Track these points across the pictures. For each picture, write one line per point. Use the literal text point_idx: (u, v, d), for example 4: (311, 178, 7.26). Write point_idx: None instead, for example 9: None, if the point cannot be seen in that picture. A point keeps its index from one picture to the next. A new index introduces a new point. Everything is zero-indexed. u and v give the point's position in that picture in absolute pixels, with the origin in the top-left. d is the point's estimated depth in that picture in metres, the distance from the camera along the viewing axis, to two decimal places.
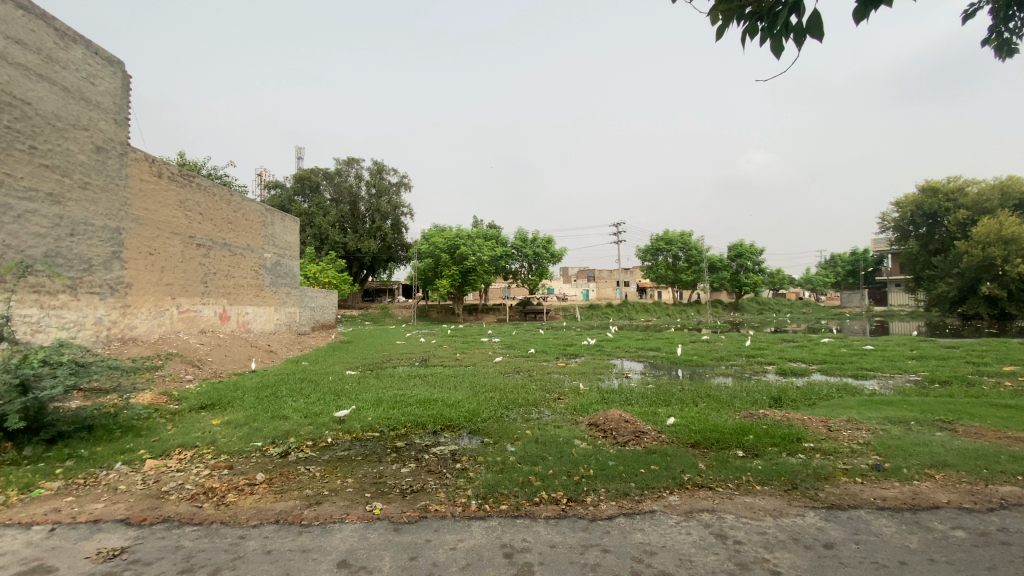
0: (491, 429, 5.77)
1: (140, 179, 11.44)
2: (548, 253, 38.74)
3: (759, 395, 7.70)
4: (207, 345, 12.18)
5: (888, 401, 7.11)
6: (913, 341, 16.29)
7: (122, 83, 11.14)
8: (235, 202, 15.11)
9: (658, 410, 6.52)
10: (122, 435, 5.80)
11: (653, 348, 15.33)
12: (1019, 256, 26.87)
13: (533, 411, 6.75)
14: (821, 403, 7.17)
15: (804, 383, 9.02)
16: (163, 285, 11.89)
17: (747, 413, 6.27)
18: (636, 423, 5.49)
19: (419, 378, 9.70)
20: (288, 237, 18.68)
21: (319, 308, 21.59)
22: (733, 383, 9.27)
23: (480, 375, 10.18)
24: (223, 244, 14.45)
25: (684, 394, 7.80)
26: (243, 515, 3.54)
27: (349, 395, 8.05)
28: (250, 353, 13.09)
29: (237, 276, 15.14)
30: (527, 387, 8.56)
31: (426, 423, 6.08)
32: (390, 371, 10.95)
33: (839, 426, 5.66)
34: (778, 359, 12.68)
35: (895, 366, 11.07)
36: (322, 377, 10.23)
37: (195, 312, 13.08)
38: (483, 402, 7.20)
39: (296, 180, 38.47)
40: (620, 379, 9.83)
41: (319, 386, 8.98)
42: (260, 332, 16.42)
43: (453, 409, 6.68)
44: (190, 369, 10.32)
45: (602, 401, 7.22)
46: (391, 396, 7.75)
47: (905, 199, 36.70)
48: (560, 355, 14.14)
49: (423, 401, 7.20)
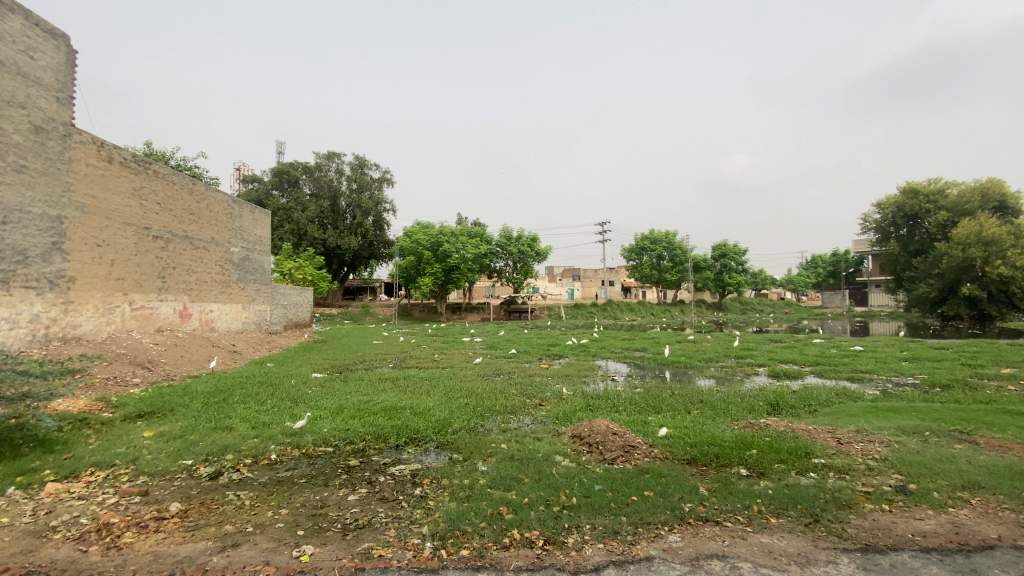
0: (461, 443, 5.06)
1: (87, 164, 10.48)
2: (533, 251, 38.10)
3: (758, 402, 7.10)
4: (161, 345, 11.27)
5: (895, 408, 6.57)
6: (901, 342, 16.00)
7: (67, 59, 10.17)
8: (199, 192, 14.18)
9: (648, 418, 5.89)
10: (29, 452, 4.97)
11: (639, 349, 14.76)
12: (999, 258, 27.01)
13: (510, 421, 6.06)
14: (823, 409, 6.59)
15: (800, 387, 8.46)
16: (112, 280, 10.95)
17: (745, 421, 5.66)
18: (624, 435, 4.85)
19: (389, 381, 8.94)
20: (258, 231, 17.74)
21: (292, 305, 20.64)
22: (724, 386, 8.68)
23: (456, 378, 9.46)
24: (184, 236, 13.50)
25: (675, 399, 7.18)
26: (132, 568, 2.80)
27: (307, 401, 7.28)
28: (210, 354, 12.17)
29: (199, 271, 14.18)
30: (506, 392, 7.86)
31: (387, 436, 5.34)
32: (360, 373, 10.18)
33: (849, 438, 5.08)
34: (768, 360, 12.19)
35: (889, 369, 10.64)
36: (284, 380, 9.42)
37: (151, 309, 12.14)
38: (456, 410, 6.48)
39: (274, 175, 37.34)
40: (606, 382, 9.19)
41: (278, 391, 8.17)
42: (226, 331, 15.47)
43: (420, 419, 5.96)
44: (139, 372, 9.44)
45: (586, 408, 6.55)
46: (354, 403, 7.01)
47: (886, 200, 36.82)
48: (543, 355, 13.49)
49: (388, 409, 6.46)
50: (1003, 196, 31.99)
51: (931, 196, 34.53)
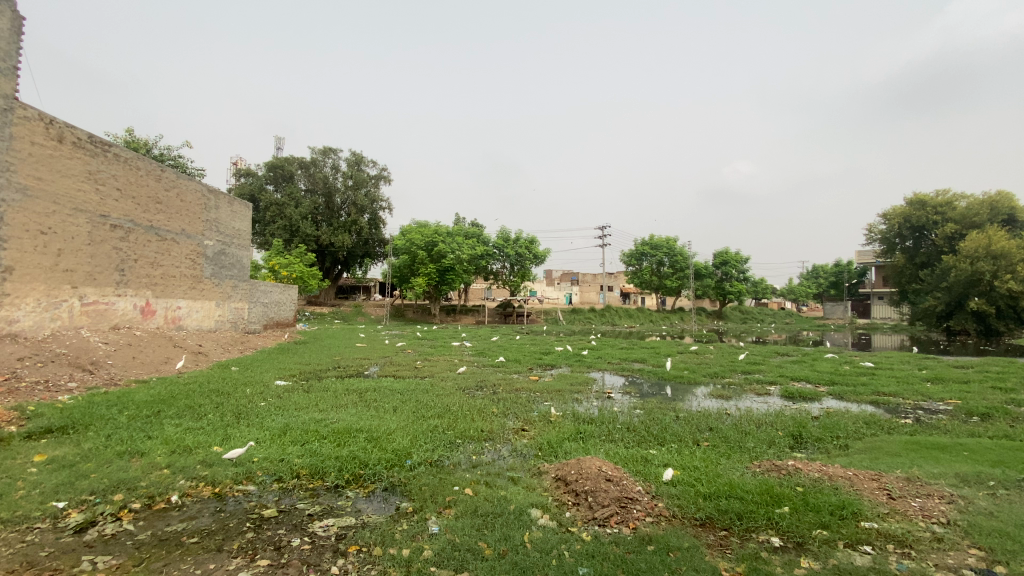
0: (416, 486, 4.05)
1: (32, 143, 9.49)
2: (530, 254, 37.07)
3: (777, 432, 6.07)
4: (112, 344, 10.21)
5: (940, 446, 5.55)
6: (915, 359, 14.94)
7: (10, 26, 9.21)
8: (167, 179, 13.18)
9: (649, 453, 4.89)
10: None
11: (636, 361, 13.69)
12: (1008, 272, 26.06)
13: (483, 451, 5.03)
14: (855, 444, 5.57)
15: (822, 412, 7.41)
16: (59, 272, 9.91)
17: (769, 461, 4.63)
18: (620, 481, 3.83)
19: (355, 394, 7.87)
20: (236, 224, 16.75)
21: (273, 303, 19.59)
22: (736, 409, 7.61)
23: (433, 390, 8.41)
24: (149, 226, 12.49)
25: (681, 426, 6.15)
26: None
27: (250, 419, 6.22)
28: (170, 355, 11.13)
29: (166, 264, 13.16)
30: (485, 411, 6.81)
31: (326, 472, 4.33)
32: (328, 383, 9.11)
33: (902, 491, 4.08)
34: (777, 377, 11.13)
35: (913, 391, 9.59)
36: (239, 389, 8.37)
37: (107, 304, 11.12)
38: (421, 434, 5.45)
39: (268, 169, 36.33)
40: (599, 400, 8.15)
41: (224, 404, 7.12)
42: (195, 330, 14.43)
43: (374, 447, 4.93)
44: (76, 376, 8.42)
45: (577, 436, 5.51)
46: (304, 421, 5.97)
47: (892, 211, 35.82)
48: (534, 365, 12.46)
49: (339, 432, 5.43)
50: (1012, 209, 31.05)
51: (939, 207, 33.52)
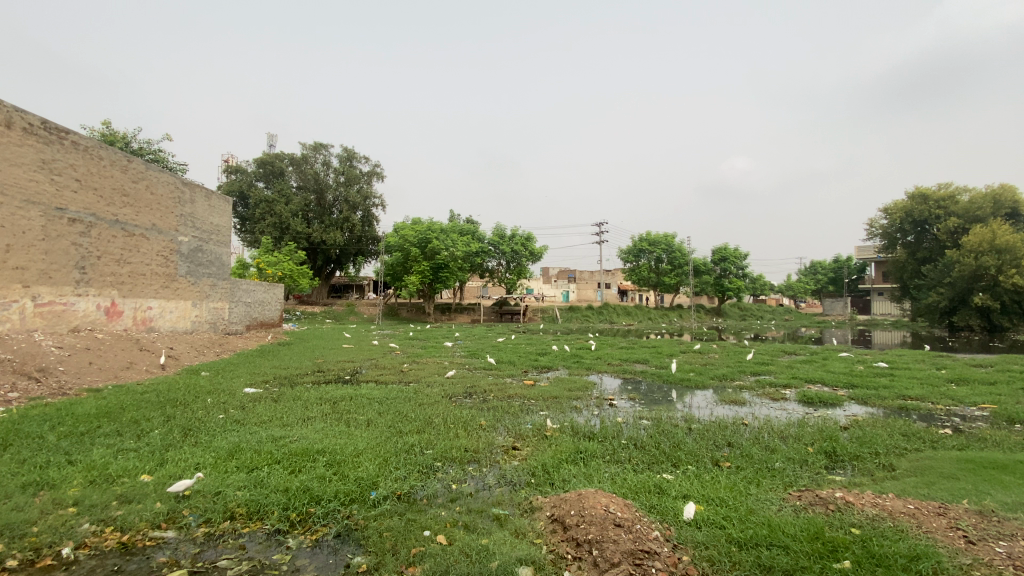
0: (375, 531, 3.25)
1: None
2: (526, 251, 36.25)
3: (807, 447, 5.26)
4: (66, 348, 9.30)
5: (999, 464, 4.75)
6: (930, 358, 14.19)
7: None
8: (135, 170, 12.31)
9: (664, 480, 4.07)
10: None
11: (638, 362, 12.84)
12: (1013, 266, 25.34)
13: (465, 478, 4.21)
14: (901, 465, 4.79)
15: (851, 421, 6.61)
16: (7, 269, 9.04)
17: (810, 491, 3.82)
18: (634, 526, 3.02)
19: (329, 404, 7.04)
20: (215, 219, 15.88)
21: (257, 302, 18.71)
22: (756, 418, 6.77)
23: (417, 398, 7.57)
24: (114, 221, 11.62)
25: (696, 442, 5.32)
26: None
27: (200, 436, 5.39)
28: (134, 359, 10.24)
29: (134, 262, 12.28)
30: (473, 423, 5.98)
31: (268, 511, 3.53)
32: (301, 390, 8.25)
33: (979, 531, 3.30)
34: (791, 379, 10.30)
35: (941, 394, 8.77)
36: (199, 398, 7.51)
37: (64, 305, 10.25)
38: (392, 456, 4.62)
39: (257, 165, 35.34)
40: (601, 408, 7.33)
41: (175, 417, 6.27)
42: (169, 331, 13.56)
43: (333, 475, 4.11)
44: (18, 385, 7.53)
45: (577, 457, 4.68)
46: (262, 440, 5.14)
47: (893, 205, 35.07)
48: (530, 367, 11.64)
49: (295, 455, 4.60)
50: (1016, 202, 30.29)
51: (941, 201, 32.78)
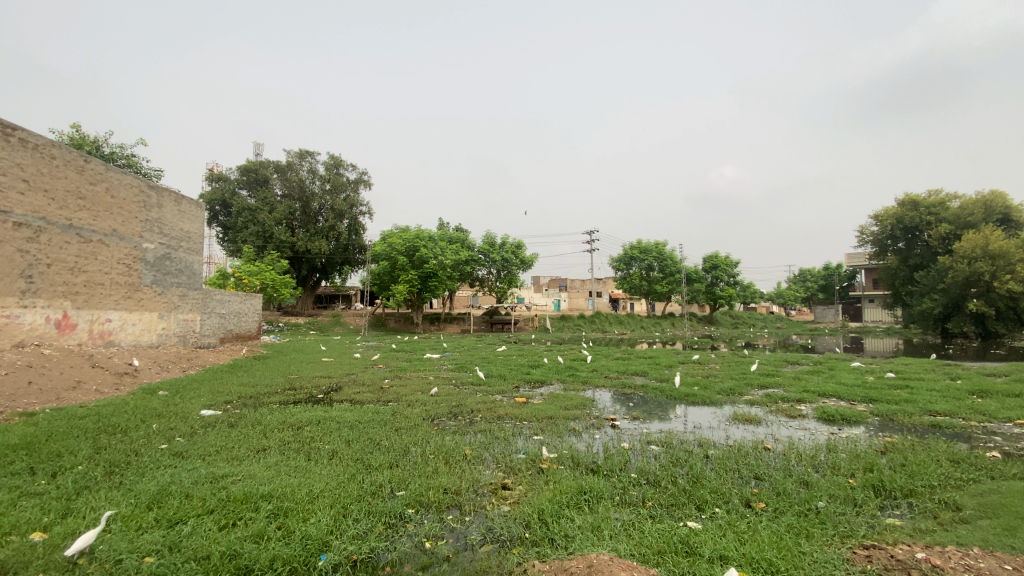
0: None
1: None
2: (516, 259, 35.47)
3: (849, 480, 4.48)
4: (5, 366, 8.29)
5: None
6: (939, 367, 13.54)
7: None
8: (93, 171, 11.37)
9: (690, 532, 3.25)
10: None
11: (637, 375, 12.05)
12: (1007, 272, 24.96)
13: (444, 534, 3.34)
14: (967, 504, 3.99)
15: (884, 444, 5.80)
16: None
17: (881, 552, 3.00)
18: None
19: (292, 430, 6.12)
20: (184, 225, 14.91)
21: (232, 313, 17.69)
22: (778, 442, 5.91)
23: (393, 421, 6.67)
24: (68, 225, 10.69)
25: (717, 476, 4.47)
26: None
27: (127, 476, 4.46)
28: (83, 377, 9.22)
29: (92, 270, 11.31)
30: (456, 454, 5.08)
31: None
32: (266, 412, 7.32)
33: None
34: (804, 393, 9.53)
35: (970, 409, 8.04)
36: (145, 424, 6.55)
37: (7, 318, 9.26)
38: (352, 502, 3.74)
39: (240, 173, 34.30)
40: (600, 431, 6.46)
41: (107, 450, 5.32)
42: (132, 345, 12.53)
43: (274, 536, 3.20)
44: None
45: (581, 501, 3.83)
46: (199, 479, 4.23)
47: (883, 212, 34.70)
48: (522, 382, 10.80)
49: (235, 501, 3.72)
50: (1007, 208, 30.10)
51: (932, 208, 32.43)
